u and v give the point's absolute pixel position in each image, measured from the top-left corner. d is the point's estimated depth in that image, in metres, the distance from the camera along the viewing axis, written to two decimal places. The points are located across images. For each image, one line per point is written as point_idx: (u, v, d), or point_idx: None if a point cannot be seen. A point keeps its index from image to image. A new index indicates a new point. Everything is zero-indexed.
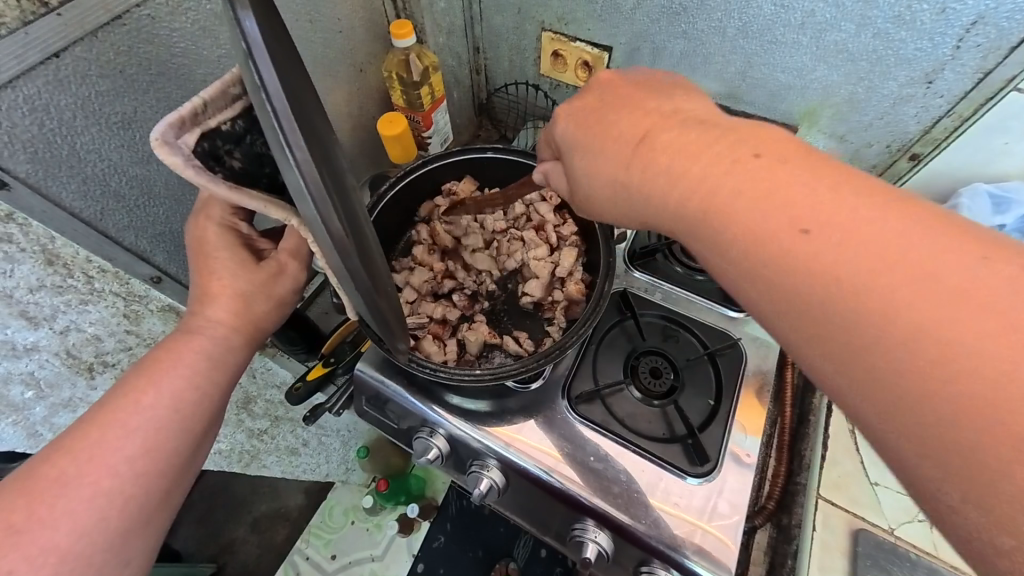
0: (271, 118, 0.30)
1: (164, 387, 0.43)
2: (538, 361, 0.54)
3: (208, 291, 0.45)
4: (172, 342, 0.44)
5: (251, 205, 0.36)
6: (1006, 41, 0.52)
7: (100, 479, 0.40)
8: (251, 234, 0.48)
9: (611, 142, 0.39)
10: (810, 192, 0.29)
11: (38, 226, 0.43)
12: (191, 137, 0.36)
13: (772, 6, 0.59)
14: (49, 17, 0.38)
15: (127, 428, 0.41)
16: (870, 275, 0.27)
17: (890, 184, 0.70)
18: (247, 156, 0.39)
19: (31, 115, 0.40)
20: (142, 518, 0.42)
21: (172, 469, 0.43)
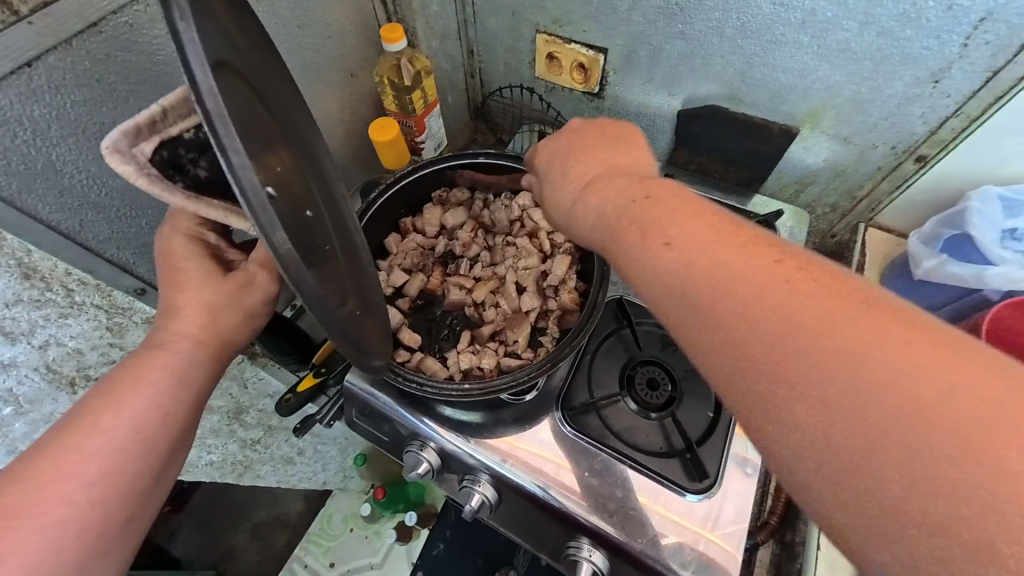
0: (204, 119, 0.26)
1: (125, 408, 0.42)
2: (531, 374, 0.53)
3: (173, 304, 0.43)
4: (135, 360, 0.43)
5: (214, 216, 0.35)
6: (1017, 39, 0.50)
7: (54, 508, 0.38)
8: (219, 244, 0.46)
9: (580, 198, 0.43)
10: (760, 284, 0.30)
11: (14, 239, 0.42)
12: (148, 145, 0.35)
13: (772, 5, 0.57)
14: (21, 26, 0.37)
15: (85, 452, 0.40)
16: (826, 362, 0.27)
17: (896, 187, 0.68)
18: (213, 163, 0.38)
19: (4, 127, 0.39)
20: (102, 546, 0.40)
21: (133, 494, 0.42)
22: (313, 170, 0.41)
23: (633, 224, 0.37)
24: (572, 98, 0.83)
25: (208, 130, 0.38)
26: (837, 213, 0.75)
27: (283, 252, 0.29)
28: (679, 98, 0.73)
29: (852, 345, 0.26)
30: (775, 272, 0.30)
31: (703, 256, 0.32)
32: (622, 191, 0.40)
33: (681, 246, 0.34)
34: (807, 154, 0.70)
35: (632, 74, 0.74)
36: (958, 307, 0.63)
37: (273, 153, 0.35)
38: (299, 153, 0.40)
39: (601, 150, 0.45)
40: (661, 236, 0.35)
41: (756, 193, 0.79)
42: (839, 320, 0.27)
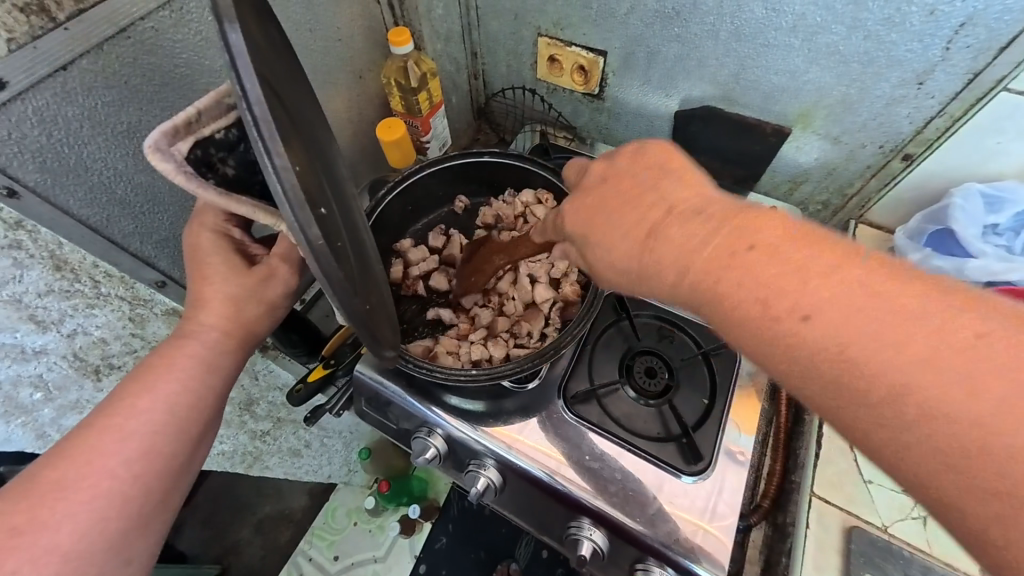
0: (250, 124, 0.29)
1: (160, 391, 0.44)
2: (535, 360, 0.55)
3: (199, 296, 0.46)
4: (167, 348, 0.46)
5: (246, 212, 0.37)
6: (996, 42, 0.53)
7: (99, 481, 0.41)
8: (244, 240, 0.49)
9: (619, 235, 0.41)
10: (819, 298, 0.30)
11: (47, 233, 0.45)
12: (184, 145, 0.37)
13: (764, 10, 0.60)
14: (57, 32, 0.40)
15: (124, 431, 0.42)
16: (880, 350, 0.28)
17: (884, 185, 0.71)
18: (241, 163, 0.41)
19: (40, 126, 0.41)
20: (142, 520, 0.43)
21: (169, 472, 0.45)
22: (327, 170, 0.44)
23: (671, 252, 0.37)
24: (573, 99, 0.86)
25: (238, 131, 0.40)
26: (828, 210, 0.78)
27: (315, 246, 0.32)
28: (676, 99, 0.76)
29: (881, 337, 0.28)
30: (825, 290, 0.30)
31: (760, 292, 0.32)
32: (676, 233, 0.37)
33: (735, 266, 0.33)
34: (800, 154, 0.73)
35: (629, 75, 0.76)
36: None
37: (298, 154, 0.37)
38: (315, 155, 0.42)
39: (632, 188, 0.43)
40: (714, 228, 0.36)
41: (751, 191, 0.81)
42: (888, 303, 0.29)
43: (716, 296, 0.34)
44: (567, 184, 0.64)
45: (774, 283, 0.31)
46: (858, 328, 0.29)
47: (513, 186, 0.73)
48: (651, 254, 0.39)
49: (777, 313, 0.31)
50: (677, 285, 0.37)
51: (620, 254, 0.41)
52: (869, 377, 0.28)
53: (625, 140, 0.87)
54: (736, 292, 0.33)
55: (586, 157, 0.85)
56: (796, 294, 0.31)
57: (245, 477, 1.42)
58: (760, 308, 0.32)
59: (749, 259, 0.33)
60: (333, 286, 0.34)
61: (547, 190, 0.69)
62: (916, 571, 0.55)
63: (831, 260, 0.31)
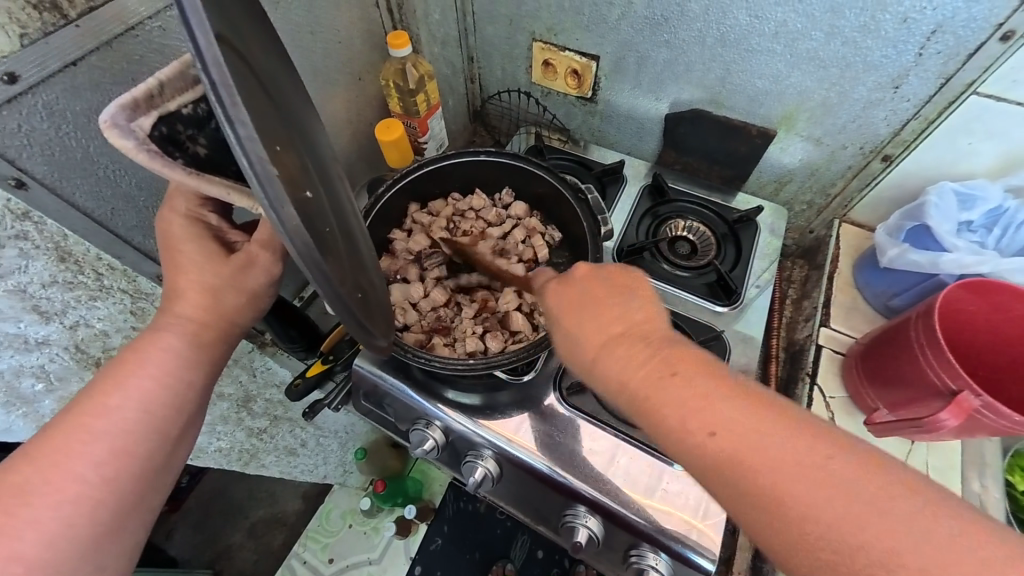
0: (210, 89, 0.28)
1: (131, 388, 0.44)
2: (530, 350, 0.57)
3: (175, 287, 0.46)
4: (137, 345, 0.46)
5: (207, 189, 0.37)
6: (964, 48, 0.56)
7: (66, 487, 0.41)
8: (221, 226, 0.49)
9: (583, 330, 0.44)
10: (790, 473, 0.32)
11: (53, 224, 0.46)
12: (146, 120, 0.38)
13: (748, 17, 0.63)
14: (69, 28, 0.41)
15: (93, 433, 0.43)
16: (828, 510, 0.31)
17: (865, 184, 0.74)
18: (211, 141, 0.41)
19: (49, 119, 0.42)
20: (115, 522, 0.43)
21: (142, 474, 0.45)
22: (311, 154, 0.45)
23: (653, 418, 0.38)
24: (567, 102, 0.88)
25: (205, 106, 0.41)
26: (813, 210, 0.81)
27: (291, 227, 0.32)
28: (666, 102, 0.78)
29: (808, 484, 0.32)
30: (793, 444, 0.33)
31: (771, 492, 0.33)
32: (682, 405, 0.36)
33: (744, 457, 0.34)
34: (785, 155, 0.76)
35: (621, 79, 0.79)
36: (918, 291, 0.66)
37: (274, 135, 0.37)
38: (297, 142, 0.43)
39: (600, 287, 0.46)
40: (706, 409, 0.36)
41: (738, 191, 0.84)
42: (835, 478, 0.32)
43: (652, 408, 0.38)
44: (561, 181, 0.66)
45: (710, 427, 0.35)
46: (803, 484, 0.32)
47: (508, 185, 0.74)
48: (600, 359, 0.42)
49: (739, 454, 0.34)
50: (618, 397, 0.41)
51: (579, 349, 0.44)
52: (784, 492, 0.32)
53: (618, 142, 0.89)
54: (653, 415, 0.38)
55: (579, 158, 0.88)
56: (733, 426, 0.34)
57: (240, 479, 1.41)
58: (728, 457, 0.34)
59: (717, 421, 0.35)
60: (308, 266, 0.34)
61: (542, 188, 0.71)
62: None
63: (758, 421, 0.34)
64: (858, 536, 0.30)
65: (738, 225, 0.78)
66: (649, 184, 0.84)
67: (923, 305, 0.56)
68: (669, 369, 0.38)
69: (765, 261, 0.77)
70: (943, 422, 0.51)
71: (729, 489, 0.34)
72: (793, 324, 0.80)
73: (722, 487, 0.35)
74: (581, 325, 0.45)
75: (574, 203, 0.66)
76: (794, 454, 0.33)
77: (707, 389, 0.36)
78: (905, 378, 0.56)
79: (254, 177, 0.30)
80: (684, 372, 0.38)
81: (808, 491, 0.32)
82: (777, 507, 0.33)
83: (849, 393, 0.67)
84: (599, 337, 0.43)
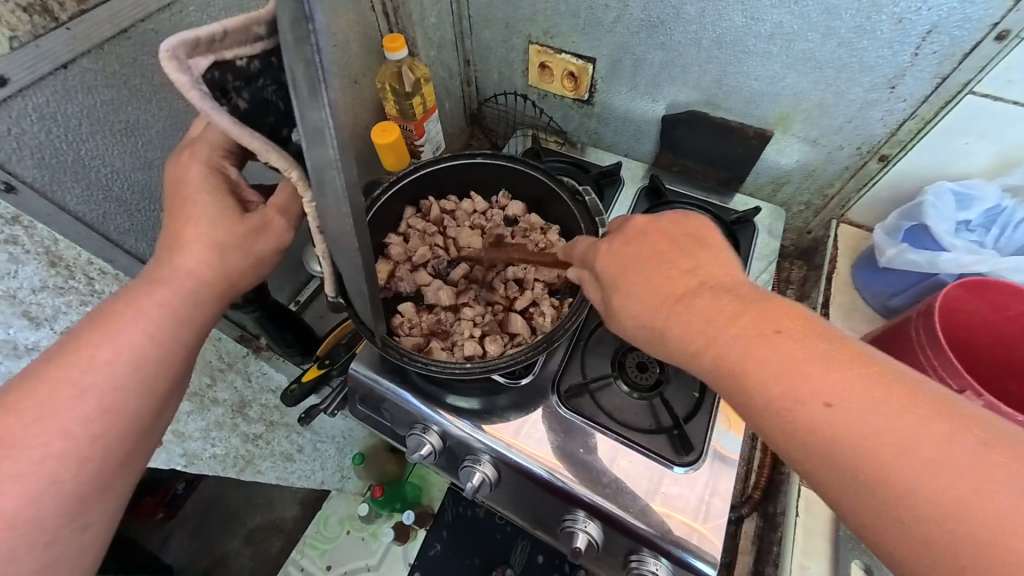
0: (314, 56, 0.33)
1: (123, 341, 0.41)
2: (528, 353, 0.56)
3: (181, 238, 0.43)
4: (128, 294, 0.42)
5: (246, 144, 0.38)
6: (960, 48, 0.56)
7: (51, 440, 0.38)
8: (239, 181, 0.46)
9: (648, 289, 0.44)
10: (855, 408, 0.32)
11: (43, 229, 0.45)
12: (203, 62, 0.36)
13: (744, 18, 0.63)
14: (60, 31, 0.40)
15: (80, 385, 0.39)
16: (891, 451, 0.30)
17: (862, 185, 0.73)
18: (254, 99, 0.40)
19: (39, 122, 0.42)
20: (104, 479, 0.41)
21: (131, 433, 0.42)
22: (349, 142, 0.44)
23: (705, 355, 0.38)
24: (563, 105, 0.88)
25: (261, 64, 0.39)
26: (810, 211, 0.81)
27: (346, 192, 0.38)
28: (662, 104, 0.78)
29: (872, 426, 0.31)
30: (859, 381, 0.32)
31: (836, 430, 0.32)
32: (741, 341, 0.37)
33: (809, 392, 0.33)
34: (781, 156, 0.76)
35: (618, 81, 0.79)
36: (917, 290, 0.66)
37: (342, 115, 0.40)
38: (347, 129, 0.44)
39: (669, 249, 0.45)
40: (772, 354, 0.35)
41: (735, 192, 0.84)
42: (902, 424, 0.30)
43: (712, 352, 0.38)
44: (558, 185, 0.66)
45: (833, 390, 0.32)
46: (869, 424, 0.31)
47: (505, 188, 0.74)
48: (674, 317, 0.41)
49: (782, 388, 0.34)
50: (678, 343, 0.40)
51: (641, 310, 0.43)
52: (837, 432, 0.32)
53: (615, 145, 0.89)
54: (757, 369, 0.35)
55: (575, 161, 0.88)
56: (853, 388, 0.32)
57: (236, 486, 1.39)
58: (770, 392, 0.34)
59: (775, 354, 0.35)
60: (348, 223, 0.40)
61: (538, 190, 0.70)
62: None
63: (840, 364, 0.33)
64: (905, 471, 0.29)
65: (735, 225, 0.78)
66: (645, 186, 0.84)
67: (921, 304, 0.56)
68: (749, 322, 0.37)
69: (763, 262, 0.76)
70: None
71: (844, 453, 0.31)
72: None
73: (831, 460, 0.32)
74: (645, 279, 0.44)
75: (570, 204, 0.66)
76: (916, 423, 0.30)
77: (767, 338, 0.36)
78: None
79: (333, 142, 0.36)
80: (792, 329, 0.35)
81: (920, 454, 0.29)
82: (831, 441, 0.32)
83: None
84: (658, 298, 0.42)
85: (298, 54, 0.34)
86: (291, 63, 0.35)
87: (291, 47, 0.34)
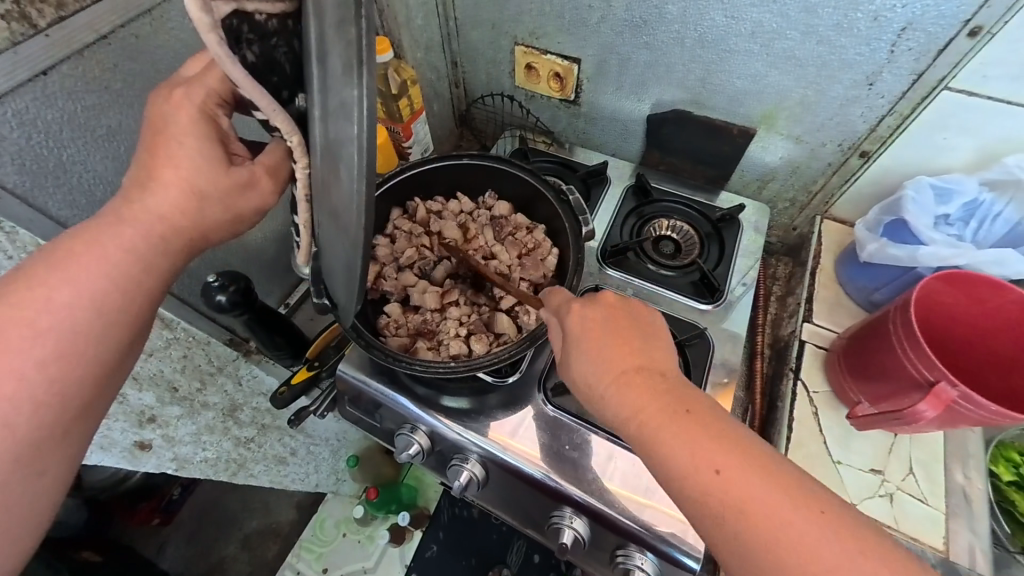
0: (363, 36, 0.31)
1: (75, 274, 0.37)
2: (512, 351, 0.56)
3: (156, 177, 0.38)
4: (86, 230, 0.37)
5: (252, 98, 0.32)
6: (935, 45, 0.57)
7: (4, 384, 0.34)
8: (229, 132, 0.41)
9: (599, 360, 0.43)
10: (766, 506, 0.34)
11: (25, 234, 0.45)
12: (223, 7, 0.31)
13: (724, 17, 0.64)
14: (38, 37, 0.41)
15: (35, 326, 0.35)
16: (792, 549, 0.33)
17: (846, 180, 0.74)
18: (263, 55, 0.34)
19: (20, 128, 0.42)
20: (64, 428, 0.37)
21: (93, 381, 0.38)
22: None
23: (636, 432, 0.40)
24: (551, 105, 0.89)
25: (286, 24, 0.34)
26: (796, 207, 0.81)
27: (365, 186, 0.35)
28: (647, 103, 0.79)
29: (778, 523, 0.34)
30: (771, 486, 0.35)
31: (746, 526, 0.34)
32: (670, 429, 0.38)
33: (722, 484, 0.35)
34: (765, 153, 0.76)
35: (603, 81, 0.79)
36: (897, 285, 0.67)
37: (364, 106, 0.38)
38: None
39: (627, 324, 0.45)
40: (697, 449, 0.37)
41: (721, 190, 0.84)
42: (803, 528, 0.33)
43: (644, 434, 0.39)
44: (543, 184, 0.67)
45: (710, 482, 0.36)
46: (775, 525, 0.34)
47: (491, 187, 0.74)
48: (617, 389, 0.42)
49: (702, 479, 0.36)
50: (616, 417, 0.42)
51: (594, 371, 0.44)
52: (748, 525, 0.34)
53: (603, 144, 0.90)
54: (679, 457, 0.37)
55: (563, 160, 0.88)
56: (727, 478, 0.35)
57: (231, 491, 1.38)
58: (692, 477, 0.36)
59: (699, 446, 0.37)
60: (357, 203, 0.35)
61: (524, 190, 0.71)
62: (927, 522, 0.60)
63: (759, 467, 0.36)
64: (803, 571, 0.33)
65: (721, 222, 0.79)
66: (633, 184, 0.84)
67: (901, 298, 0.56)
68: (683, 407, 0.39)
69: (749, 258, 0.77)
70: (924, 414, 0.51)
71: (723, 529, 0.35)
72: (779, 320, 0.80)
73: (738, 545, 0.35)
74: (597, 346, 0.44)
75: (556, 203, 0.66)
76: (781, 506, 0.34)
77: (699, 430, 0.37)
78: (889, 372, 0.56)
79: (361, 120, 0.33)
80: (709, 432, 0.37)
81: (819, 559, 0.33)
82: (745, 531, 0.34)
83: (833, 388, 0.67)
84: (610, 367, 0.43)
85: (340, 27, 0.32)
86: (323, 36, 0.32)
87: (326, 25, 0.32)
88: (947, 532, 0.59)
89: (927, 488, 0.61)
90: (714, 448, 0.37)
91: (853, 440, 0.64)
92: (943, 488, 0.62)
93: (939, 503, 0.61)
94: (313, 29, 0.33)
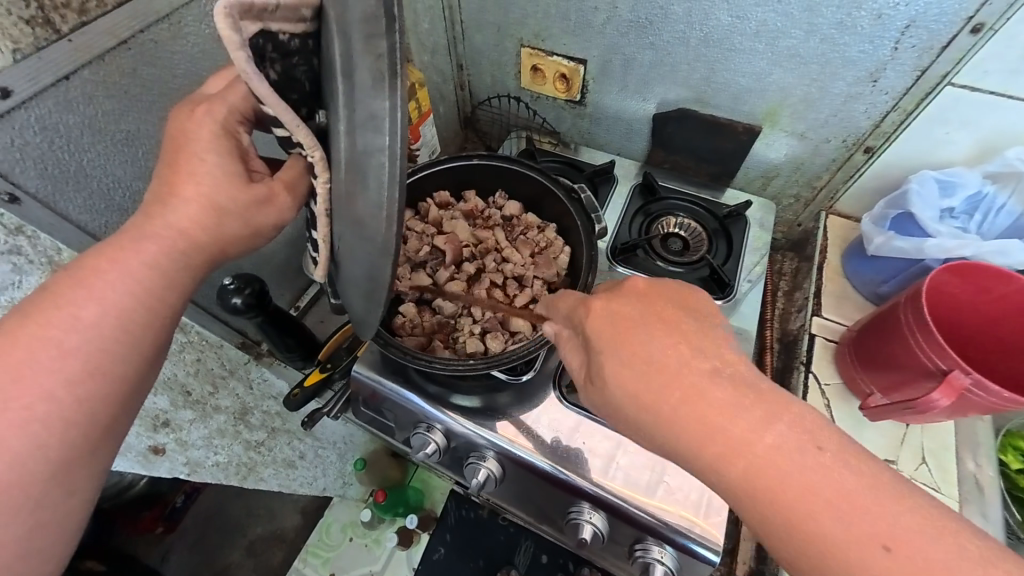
0: (396, 52, 0.32)
1: (99, 294, 0.37)
2: (528, 348, 0.57)
3: (176, 192, 0.38)
4: (110, 246, 0.38)
5: (275, 112, 0.34)
6: (937, 41, 0.58)
7: (34, 403, 0.35)
8: (250, 147, 0.41)
9: (624, 363, 0.39)
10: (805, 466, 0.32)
11: (46, 239, 0.46)
12: (250, 29, 0.33)
13: (729, 17, 0.65)
14: (61, 43, 0.41)
15: (62, 346, 0.36)
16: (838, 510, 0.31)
17: (849, 176, 0.75)
18: (286, 74, 0.36)
19: (41, 133, 0.42)
20: (92, 442, 0.37)
21: (120, 398, 0.38)
22: None
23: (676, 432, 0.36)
24: (556, 106, 0.90)
25: (308, 43, 0.36)
26: (800, 203, 0.83)
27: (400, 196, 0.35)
28: (652, 102, 0.80)
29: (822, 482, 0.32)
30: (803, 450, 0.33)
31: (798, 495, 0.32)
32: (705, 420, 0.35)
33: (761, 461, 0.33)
34: (770, 150, 0.78)
35: (609, 82, 0.80)
36: (904, 277, 0.68)
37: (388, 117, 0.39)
38: None
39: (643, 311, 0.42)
40: (732, 431, 0.34)
41: (726, 187, 0.86)
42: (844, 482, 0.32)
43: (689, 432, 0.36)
44: (553, 183, 0.68)
45: (764, 465, 0.33)
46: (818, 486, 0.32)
47: (501, 188, 0.75)
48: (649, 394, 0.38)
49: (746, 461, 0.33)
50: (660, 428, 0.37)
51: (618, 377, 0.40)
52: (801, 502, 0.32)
53: (608, 144, 0.91)
54: (721, 448, 0.34)
55: (569, 160, 0.89)
56: (772, 454, 0.33)
57: (236, 497, 1.37)
58: (736, 461, 0.34)
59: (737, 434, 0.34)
60: (387, 213, 0.36)
61: (534, 189, 0.71)
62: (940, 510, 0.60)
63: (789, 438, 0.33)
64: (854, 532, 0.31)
65: (728, 219, 0.80)
66: (639, 183, 0.85)
67: (910, 289, 0.57)
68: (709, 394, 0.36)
69: (756, 254, 0.78)
70: (936, 403, 0.52)
71: (774, 513, 0.33)
72: (786, 315, 0.81)
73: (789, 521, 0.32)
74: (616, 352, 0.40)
75: (566, 202, 0.67)
76: (835, 488, 0.32)
77: (727, 410, 0.35)
78: (901, 361, 0.57)
79: (393, 130, 0.33)
80: (735, 409, 0.35)
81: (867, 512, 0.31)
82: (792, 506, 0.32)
83: (843, 379, 0.68)
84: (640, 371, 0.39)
85: (371, 41, 0.32)
86: (352, 50, 0.33)
87: (354, 36, 0.33)
88: (961, 519, 0.60)
89: (939, 477, 0.62)
90: (763, 426, 0.34)
91: (865, 430, 0.65)
92: (953, 476, 0.63)
93: (950, 491, 0.61)
94: (334, 40, 0.34)
